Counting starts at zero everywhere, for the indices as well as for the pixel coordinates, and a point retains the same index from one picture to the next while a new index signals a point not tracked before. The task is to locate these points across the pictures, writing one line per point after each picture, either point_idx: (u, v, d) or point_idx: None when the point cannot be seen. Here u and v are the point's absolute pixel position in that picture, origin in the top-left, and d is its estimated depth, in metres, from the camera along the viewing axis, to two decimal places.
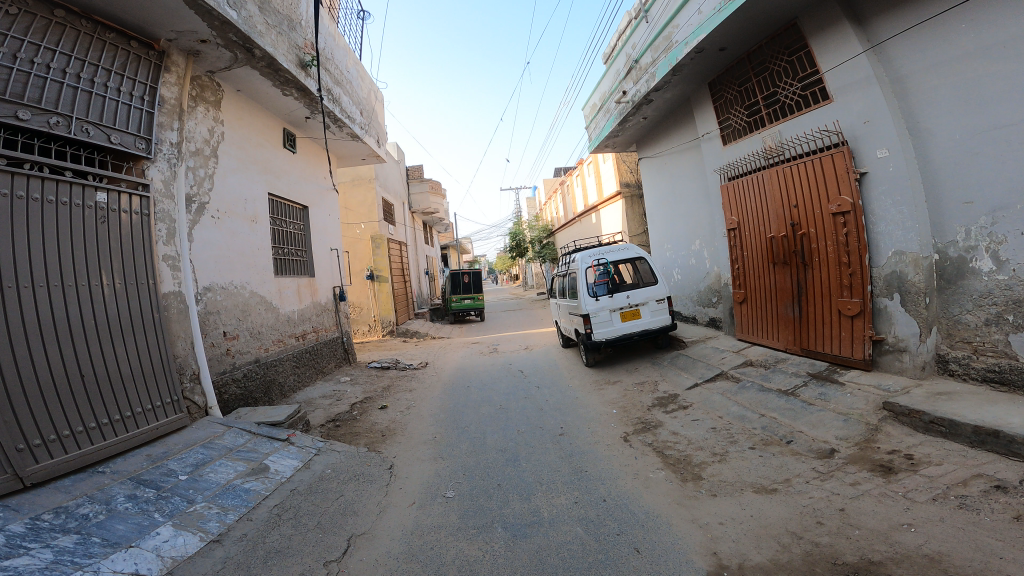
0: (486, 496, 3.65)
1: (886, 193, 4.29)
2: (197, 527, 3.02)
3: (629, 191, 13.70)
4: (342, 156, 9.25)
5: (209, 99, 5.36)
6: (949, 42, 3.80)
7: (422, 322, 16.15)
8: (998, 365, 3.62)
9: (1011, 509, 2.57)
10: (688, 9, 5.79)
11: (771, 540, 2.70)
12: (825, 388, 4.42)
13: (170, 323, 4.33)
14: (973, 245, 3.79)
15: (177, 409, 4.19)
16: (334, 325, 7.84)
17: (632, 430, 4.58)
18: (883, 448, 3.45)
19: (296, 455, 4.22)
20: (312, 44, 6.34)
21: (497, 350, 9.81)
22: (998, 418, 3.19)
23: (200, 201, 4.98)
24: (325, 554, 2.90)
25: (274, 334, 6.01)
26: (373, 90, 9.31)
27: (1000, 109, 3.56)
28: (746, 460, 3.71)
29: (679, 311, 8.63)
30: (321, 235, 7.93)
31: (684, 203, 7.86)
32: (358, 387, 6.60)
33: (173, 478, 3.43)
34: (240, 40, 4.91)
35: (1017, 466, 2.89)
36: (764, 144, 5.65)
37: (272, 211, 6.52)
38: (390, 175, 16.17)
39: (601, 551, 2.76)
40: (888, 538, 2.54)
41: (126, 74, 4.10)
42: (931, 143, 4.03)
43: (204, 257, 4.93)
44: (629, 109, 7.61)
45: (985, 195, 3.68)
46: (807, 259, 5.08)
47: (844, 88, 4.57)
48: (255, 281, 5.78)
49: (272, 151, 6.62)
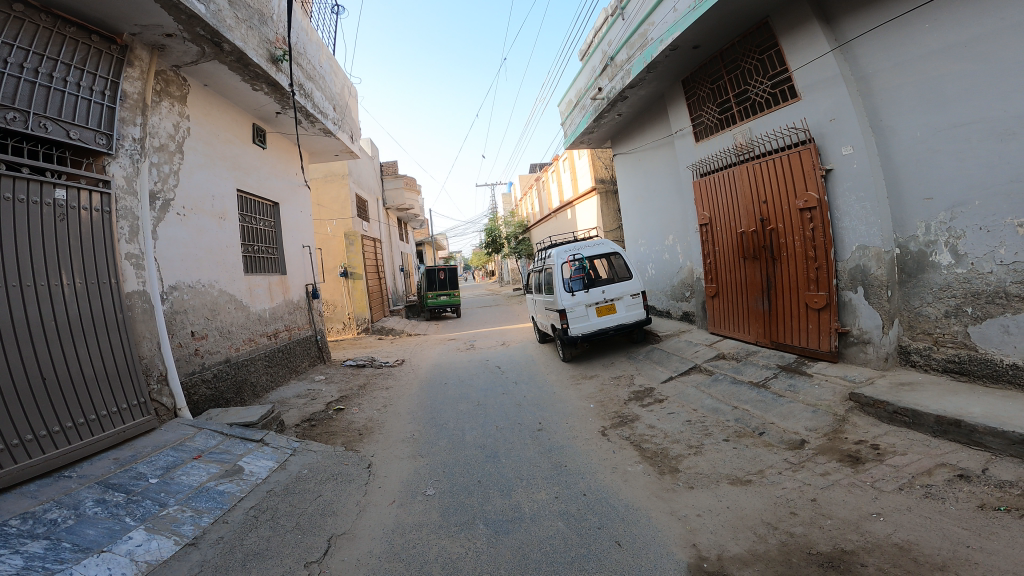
0: (467, 493, 3.67)
1: (851, 189, 4.44)
2: (171, 531, 2.97)
3: (605, 186, 13.84)
4: (316, 152, 9.04)
5: (175, 94, 5.16)
6: (913, 41, 3.91)
7: (395, 318, 15.97)
8: (957, 355, 3.79)
9: (975, 498, 2.71)
10: (663, 7, 5.81)
11: (748, 531, 2.81)
12: (794, 380, 4.56)
13: (135, 323, 4.18)
14: (933, 240, 3.95)
15: (145, 411, 4.08)
16: (307, 323, 7.69)
17: (610, 425, 4.64)
18: (850, 438, 3.61)
19: (271, 455, 4.17)
20: (283, 38, 6.14)
21: (473, 346, 9.81)
22: (959, 408, 3.34)
23: (165, 197, 4.79)
24: (305, 556, 2.89)
25: (244, 333, 5.86)
26: (346, 86, 9.11)
27: (960, 107, 3.69)
28: (720, 452, 3.82)
29: (652, 305, 8.77)
30: (293, 232, 7.75)
31: (658, 198, 7.94)
32: (333, 386, 6.49)
33: (143, 481, 3.34)
34: (208, 35, 4.73)
35: (979, 455, 3.05)
36: (734, 141, 5.75)
37: (242, 208, 6.34)
38: (365, 170, 16.03)
39: (583, 546, 2.82)
40: (860, 527, 2.68)
41: (87, 69, 3.91)
42: (894, 141, 4.16)
43: (169, 255, 4.77)
44: (604, 106, 7.64)
45: (944, 191, 3.83)
46: (776, 254, 5.21)
47: (812, 86, 4.68)
48: (224, 280, 5.62)
49: (241, 147, 6.42)
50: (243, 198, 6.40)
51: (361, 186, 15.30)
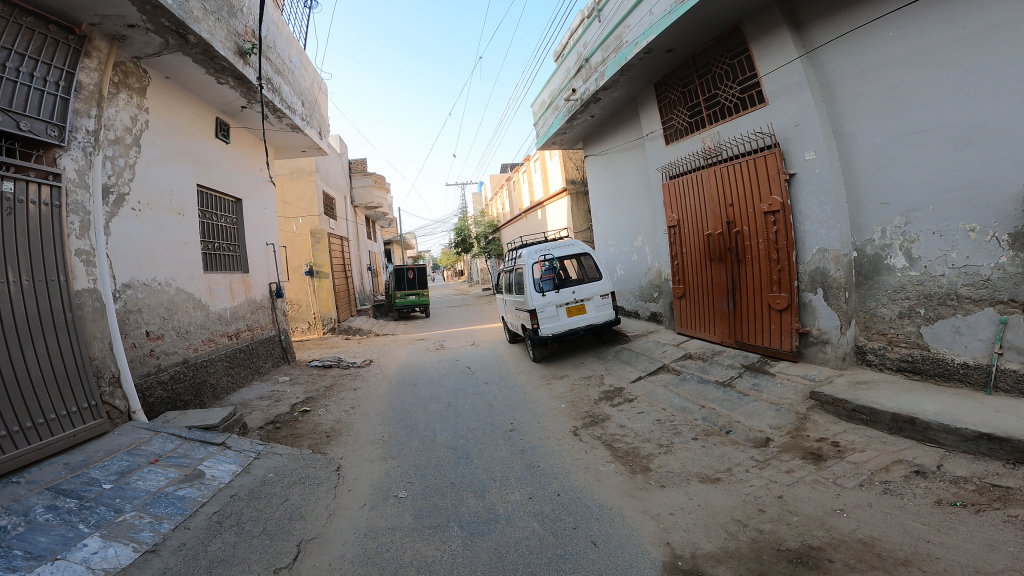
0: (439, 495, 3.65)
1: (813, 193, 4.60)
2: (129, 538, 2.85)
3: (575, 187, 13.92)
4: (283, 148, 8.77)
5: (134, 86, 4.91)
6: (877, 49, 4.05)
7: (363, 318, 15.69)
8: (911, 355, 3.99)
9: (931, 494, 2.86)
10: (639, 10, 5.85)
11: (719, 529, 2.89)
12: (758, 379, 4.71)
13: (85, 323, 3.96)
14: (888, 243, 4.15)
15: (97, 414, 3.88)
16: (270, 323, 7.48)
17: (582, 424, 4.70)
18: (812, 436, 3.76)
19: (234, 459, 4.04)
20: (252, 31, 5.93)
21: (442, 346, 9.74)
22: (914, 406, 3.52)
23: (119, 191, 4.56)
24: (274, 562, 2.82)
25: (203, 333, 5.66)
26: (317, 81, 8.86)
27: (918, 115, 3.86)
28: (690, 451, 3.91)
29: (620, 305, 8.90)
30: (257, 229, 7.51)
31: (628, 199, 8.04)
32: (297, 387, 6.34)
33: (96, 487, 3.20)
34: (173, 26, 4.53)
35: (934, 452, 3.22)
36: (703, 144, 5.87)
37: (202, 204, 6.09)
38: (332, 166, 15.68)
39: (558, 546, 2.85)
40: (826, 523, 2.79)
41: (41, 59, 3.69)
42: (855, 148, 4.33)
43: (123, 251, 4.55)
44: (577, 107, 7.67)
45: (901, 197, 4.01)
46: (741, 256, 5.36)
47: (779, 92, 4.82)
48: (182, 277, 5.40)
49: (204, 141, 6.16)
50: (204, 194, 6.15)
51: (329, 182, 14.97)
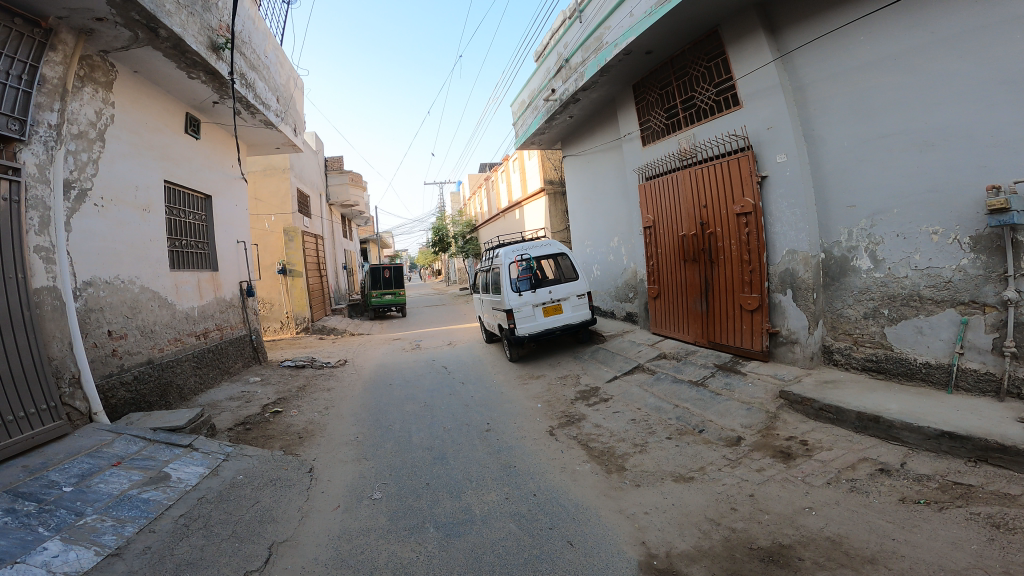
0: (414, 496, 3.63)
1: (784, 196, 4.70)
2: (91, 541, 2.78)
3: (553, 188, 13.95)
4: (256, 144, 8.57)
5: (100, 80, 4.75)
6: (848, 52, 4.15)
7: (339, 318, 15.47)
8: (875, 355, 4.13)
9: (895, 492, 2.97)
10: (620, 11, 5.87)
11: (693, 528, 2.95)
12: (730, 378, 4.81)
13: (44, 322, 3.82)
14: (854, 245, 4.28)
15: (56, 416, 3.75)
16: (240, 322, 7.33)
17: (558, 424, 4.73)
18: (782, 435, 3.86)
19: (202, 461, 3.95)
20: (227, 26, 5.80)
21: (419, 346, 9.67)
22: (878, 405, 3.64)
23: (81, 187, 4.39)
24: (245, 565, 2.78)
25: (169, 332, 5.51)
26: (293, 77, 8.67)
27: (885, 119, 3.97)
28: (664, 450, 3.98)
29: (597, 306, 8.98)
30: (227, 227, 7.33)
31: (605, 200, 8.11)
32: (269, 388, 6.24)
33: (56, 489, 3.11)
34: (144, 20, 4.42)
35: (897, 450, 3.34)
36: (678, 146, 5.95)
37: (170, 201, 5.92)
38: (308, 164, 15.42)
39: (535, 547, 2.87)
40: (795, 521, 2.87)
41: (4, 52, 3.56)
42: (826, 151, 4.44)
43: (85, 248, 4.40)
44: (556, 107, 7.68)
45: (868, 200, 4.13)
46: (714, 257, 5.46)
47: (753, 95, 4.90)
48: (147, 275, 5.25)
49: (172, 137, 5.98)
50: (172, 190, 5.98)
51: (303, 181, 14.62)
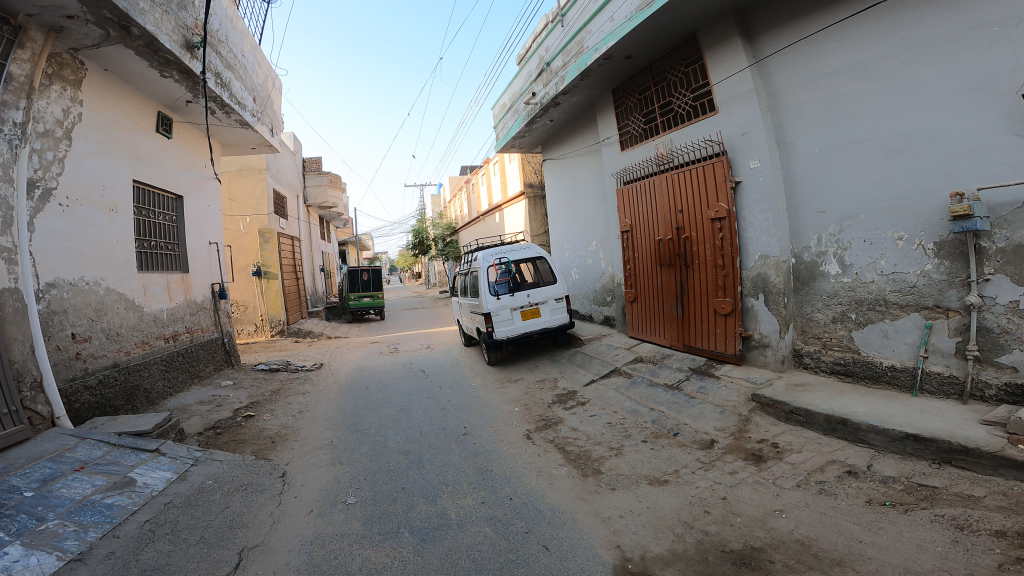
0: (390, 501, 3.62)
1: (757, 202, 4.79)
2: (52, 546, 2.71)
3: (533, 191, 13.98)
4: (232, 144, 8.41)
5: (69, 78, 4.61)
6: (820, 59, 4.24)
7: (318, 322, 15.21)
8: (843, 358, 4.24)
9: (862, 494, 3.06)
10: (601, 16, 5.90)
11: (667, 530, 3.00)
12: (704, 382, 4.89)
13: (5, 324, 3.70)
14: (823, 250, 4.38)
15: (17, 420, 3.63)
16: (212, 325, 7.18)
17: (535, 428, 4.76)
18: (754, 437, 3.94)
19: (169, 466, 3.87)
20: (202, 24, 5.69)
21: (396, 350, 9.60)
22: (846, 408, 3.74)
23: (46, 186, 4.25)
24: (213, 570, 2.74)
25: (136, 335, 5.37)
26: (271, 76, 8.53)
27: (854, 125, 4.07)
28: (640, 454, 4.03)
29: (575, 310, 9.03)
30: (199, 228, 7.18)
31: (583, 204, 8.16)
32: (241, 392, 6.13)
33: (16, 495, 3.02)
34: (116, 18, 4.30)
35: (863, 452, 3.44)
36: (656, 151, 6.02)
37: (139, 201, 5.77)
38: (285, 163, 15.23)
39: (510, 551, 2.88)
40: (766, 524, 2.94)
41: None
42: (798, 156, 4.54)
43: (49, 249, 4.27)
44: (536, 110, 7.69)
45: (838, 206, 4.23)
46: (689, 262, 5.54)
47: (729, 101, 4.98)
48: (113, 276, 5.11)
49: (143, 136, 5.83)
50: (142, 190, 5.84)
51: (280, 181, 14.40)
